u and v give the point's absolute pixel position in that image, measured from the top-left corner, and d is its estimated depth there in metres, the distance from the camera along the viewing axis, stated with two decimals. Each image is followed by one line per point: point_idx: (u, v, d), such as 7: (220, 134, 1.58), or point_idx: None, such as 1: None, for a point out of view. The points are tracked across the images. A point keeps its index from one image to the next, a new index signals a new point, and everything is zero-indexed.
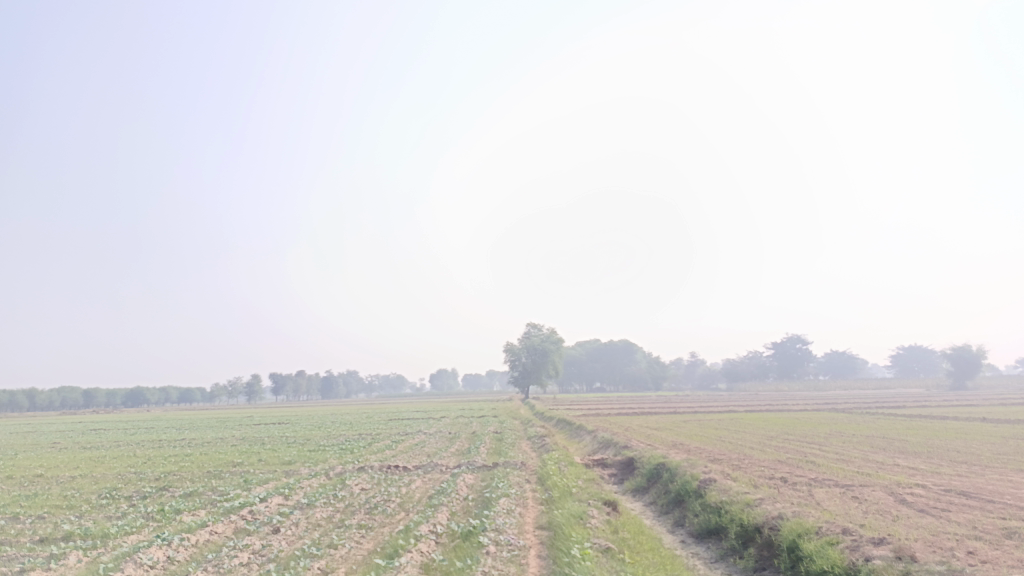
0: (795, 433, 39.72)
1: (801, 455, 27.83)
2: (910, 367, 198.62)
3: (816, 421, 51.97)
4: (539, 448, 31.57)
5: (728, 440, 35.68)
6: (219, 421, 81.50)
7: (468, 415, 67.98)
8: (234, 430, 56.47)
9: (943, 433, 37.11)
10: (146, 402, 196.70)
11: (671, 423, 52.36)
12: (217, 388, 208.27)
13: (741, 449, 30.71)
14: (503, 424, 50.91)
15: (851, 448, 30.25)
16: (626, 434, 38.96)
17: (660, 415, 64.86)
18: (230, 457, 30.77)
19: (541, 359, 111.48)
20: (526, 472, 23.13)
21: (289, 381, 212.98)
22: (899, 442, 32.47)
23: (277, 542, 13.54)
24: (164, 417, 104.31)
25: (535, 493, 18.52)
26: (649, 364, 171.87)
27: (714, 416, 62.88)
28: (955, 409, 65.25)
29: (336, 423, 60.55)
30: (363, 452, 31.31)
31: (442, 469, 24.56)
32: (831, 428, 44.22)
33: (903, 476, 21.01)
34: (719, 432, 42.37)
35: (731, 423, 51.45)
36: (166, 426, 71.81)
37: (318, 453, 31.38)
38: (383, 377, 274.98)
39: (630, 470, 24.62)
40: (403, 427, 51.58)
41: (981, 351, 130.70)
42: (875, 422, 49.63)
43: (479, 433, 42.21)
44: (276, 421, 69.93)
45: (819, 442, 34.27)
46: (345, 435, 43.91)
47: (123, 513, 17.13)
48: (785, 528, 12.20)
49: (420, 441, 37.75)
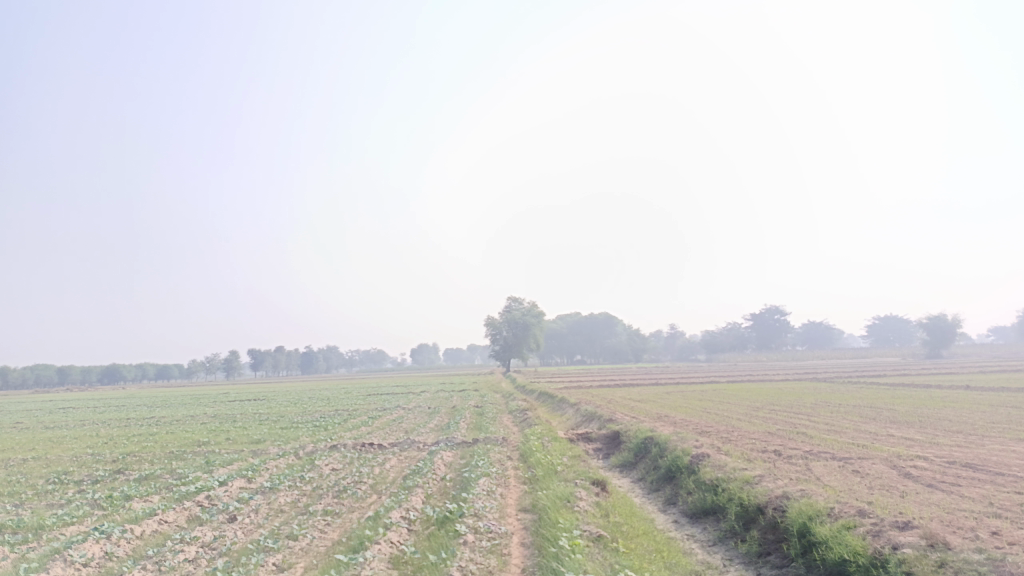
0: (780, 404, 38.95)
1: (791, 426, 26.89)
2: (885, 337, 200.59)
3: (799, 391, 51.50)
4: (520, 422, 30.47)
5: (714, 412, 34.82)
6: (193, 397, 79.48)
7: (448, 389, 66.79)
8: (207, 408, 54.88)
9: (930, 402, 36.45)
10: (122, 379, 193.34)
11: (654, 395, 51.63)
12: (194, 365, 205.31)
13: (728, 421, 29.80)
14: (483, 398, 49.83)
15: (841, 418, 29.42)
16: (610, 406, 38.03)
17: (642, 387, 64.15)
18: (196, 437, 29.25)
19: (522, 333, 110.60)
20: (508, 448, 21.93)
21: (268, 357, 210.40)
22: (888, 411, 31.78)
23: (230, 533, 12.18)
24: (139, 394, 102.02)
25: (517, 471, 17.36)
26: (629, 336, 171.86)
27: (696, 388, 62.28)
28: (935, 378, 65.08)
29: (313, 399, 59.13)
30: (337, 429, 29.98)
31: (419, 446, 23.33)
32: (816, 397, 43.60)
33: (901, 447, 20.09)
34: (703, 403, 41.55)
35: (714, 394, 50.76)
36: (138, 404, 69.81)
37: (289, 431, 29.99)
38: (363, 352, 273.19)
39: (616, 444, 23.57)
40: (382, 403, 50.32)
41: (956, 320, 131.77)
42: (859, 391, 49.14)
43: (459, 408, 41.08)
44: (252, 398, 68.29)
45: (806, 412, 33.51)
46: (321, 411, 42.52)
47: (66, 500, 15.66)
48: (793, 510, 11.09)
49: (398, 416, 36.53)
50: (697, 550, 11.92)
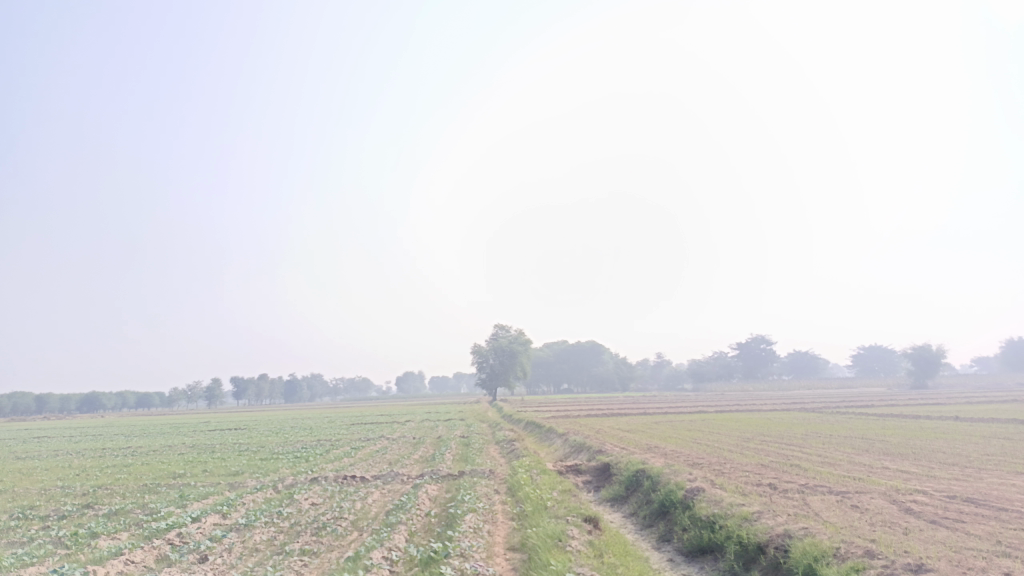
0: (771, 434, 38.42)
1: (784, 458, 26.33)
2: (870, 367, 201.24)
3: (788, 421, 51.06)
4: (508, 453, 29.75)
5: (705, 443, 34.24)
6: (173, 427, 77.85)
7: (434, 419, 65.81)
8: (186, 437, 53.58)
9: (921, 433, 36.07)
10: (102, 408, 189.90)
11: (643, 425, 51.00)
12: (176, 394, 202.30)
13: (720, 452, 29.24)
14: (470, 428, 49.00)
15: (834, 450, 28.90)
16: (598, 437, 37.36)
17: (630, 417, 63.49)
18: (172, 468, 28.26)
19: (509, 361, 109.73)
20: (495, 481, 21.26)
21: (251, 385, 207.68)
22: (881, 443, 31.34)
23: (201, 575, 11.44)
24: (118, 423, 100.03)
25: (505, 506, 16.71)
26: (616, 365, 171.26)
27: (684, 417, 61.71)
28: (923, 409, 64.84)
29: (295, 428, 57.98)
30: (319, 460, 29.13)
31: (403, 479, 22.57)
32: (807, 428, 43.10)
33: (899, 481, 19.60)
34: (693, 434, 40.96)
35: (704, 424, 50.22)
36: (116, 434, 68.19)
37: (269, 462, 29.08)
38: (348, 381, 270.29)
39: (606, 477, 22.93)
40: (366, 432, 49.30)
41: (940, 350, 132.37)
42: (849, 421, 48.75)
43: (444, 439, 40.26)
44: (234, 427, 66.91)
45: (798, 443, 33.00)
46: (304, 442, 41.54)
47: (29, 538, 14.82)
48: (797, 550, 10.56)
49: (382, 447, 35.65)
50: None
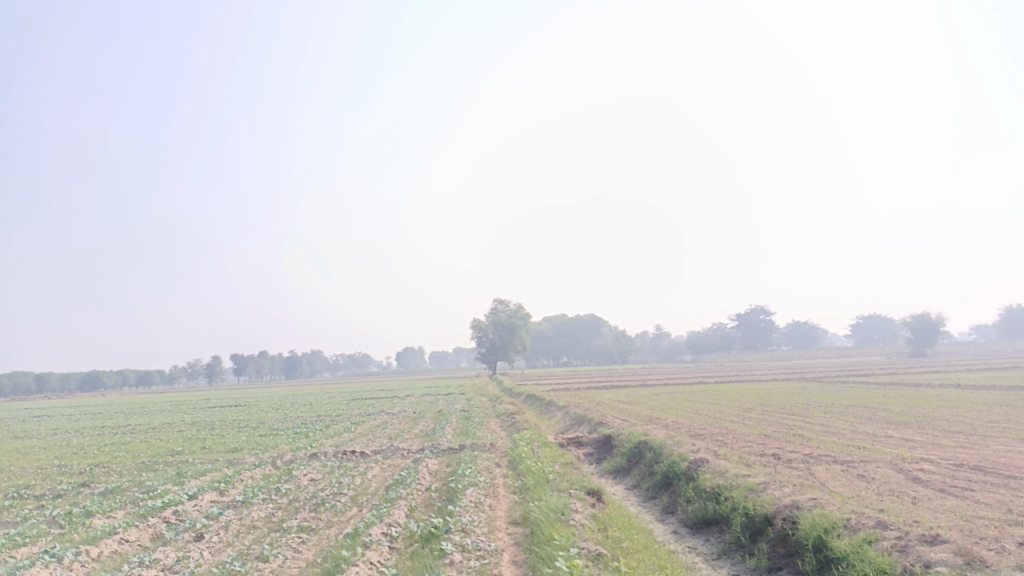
0: (772, 405, 38.26)
1: (787, 428, 26.13)
2: (869, 336, 201.61)
3: (789, 390, 51.03)
4: (508, 426, 29.56)
5: (706, 414, 34.09)
6: (174, 404, 77.92)
7: (434, 393, 65.74)
8: (186, 415, 53.56)
9: (923, 401, 35.91)
10: (103, 386, 190.39)
11: (643, 397, 50.95)
12: (177, 371, 202.75)
13: (721, 423, 29.05)
14: (470, 402, 48.93)
15: (837, 419, 28.72)
16: (599, 409, 37.19)
17: (630, 389, 63.47)
18: (171, 446, 28.06)
19: (509, 336, 109.65)
20: (496, 455, 21.04)
21: (252, 362, 208.13)
22: (883, 412, 31.16)
23: (196, 554, 11.17)
24: (119, 401, 100.24)
25: (506, 480, 16.48)
26: (616, 337, 171.44)
27: (684, 388, 61.68)
28: (922, 377, 64.78)
29: (295, 404, 57.93)
30: (319, 436, 28.95)
31: (404, 454, 22.36)
32: (808, 398, 42.99)
33: (904, 449, 19.37)
34: (693, 405, 40.82)
35: (704, 395, 50.12)
36: (117, 412, 68.23)
37: (268, 438, 28.91)
38: (348, 357, 270.85)
39: (608, 449, 22.75)
40: (366, 407, 49.22)
41: (939, 319, 132.44)
42: (850, 390, 48.65)
43: (444, 413, 40.16)
44: (234, 403, 66.93)
45: (800, 412, 32.86)
46: (304, 417, 41.44)
47: (23, 518, 14.56)
48: (806, 522, 10.30)
49: (382, 422, 35.49)
50: (701, 565, 11.11)
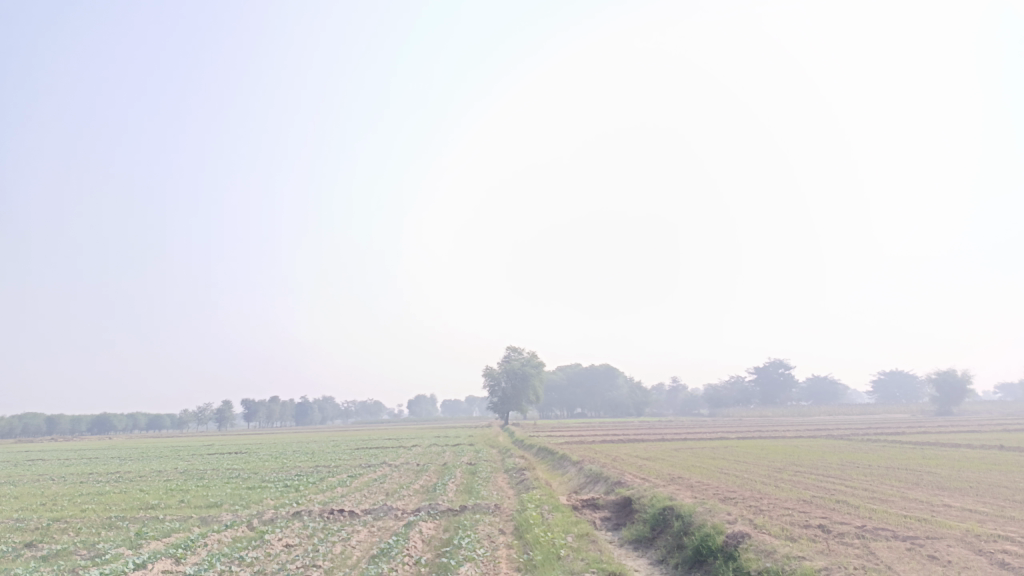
0: (802, 465, 35.37)
1: (828, 492, 23.40)
2: (890, 392, 196.20)
3: (818, 449, 47.95)
4: (516, 484, 27.02)
5: (732, 474, 31.38)
6: (175, 449, 75.43)
7: (443, 444, 62.88)
8: (181, 462, 51.04)
9: (969, 464, 32.86)
10: (113, 429, 188.57)
11: (662, 453, 48.08)
12: (187, 416, 200.60)
13: (751, 484, 26.33)
14: (479, 454, 46.34)
15: (880, 483, 25.94)
16: (616, 466, 34.53)
17: (649, 444, 60.53)
18: (147, 498, 25.67)
19: (521, 385, 106.73)
20: (501, 519, 18.54)
21: (263, 407, 205.45)
22: (931, 476, 28.23)
23: None
24: (124, 445, 98.05)
25: (511, 554, 14.05)
26: (631, 389, 167.47)
27: (705, 444, 58.60)
28: (958, 436, 61.24)
29: (295, 452, 55.47)
30: (309, 490, 26.55)
31: (398, 515, 19.87)
32: (841, 457, 39.95)
33: (973, 523, 16.70)
34: (717, 463, 37.98)
35: (727, 452, 47.14)
36: (114, 456, 65.97)
37: (254, 491, 26.59)
38: (359, 403, 267.43)
39: (628, 514, 20.25)
40: (369, 458, 46.80)
41: (965, 376, 128.14)
42: (884, 450, 45.47)
43: (450, 466, 37.60)
44: (236, 450, 64.50)
45: (836, 474, 30.06)
46: (300, 468, 38.88)
47: None
48: None
49: (381, 475, 33.00)
50: None
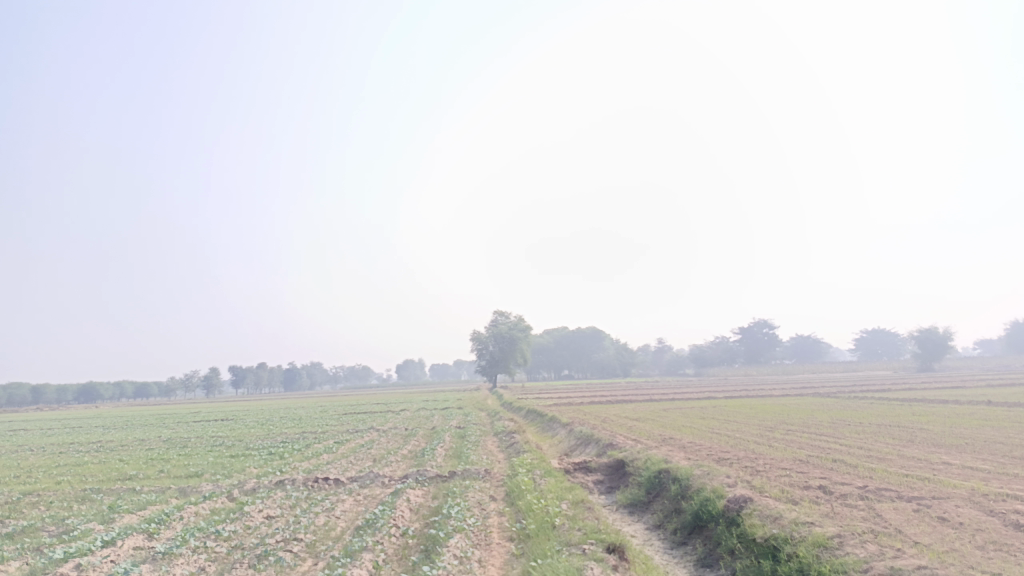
0: (793, 423, 35.12)
1: (824, 451, 22.97)
2: (873, 350, 198.23)
3: (806, 407, 47.80)
4: (506, 448, 26.48)
5: (724, 433, 31.04)
6: (160, 417, 74.64)
7: (431, 408, 62.44)
8: (165, 430, 50.23)
9: (960, 420, 32.69)
10: (99, 398, 187.46)
11: (651, 413, 47.88)
12: (174, 383, 199.79)
13: (744, 444, 25.90)
14: (468, 418, 45.88)
15: (875, 441, 25.56)
16: (606, 427, 34.11)
17: (637, 404, 60.39)
18: (127, 469, 24.86)
19: (508, 347, 106.50)
20: (491, 485, 17.87)
21: (250, 374, 204.70)
22: (925, 432, 27.93)
23: None
24: (110, 413, 97.14)
25: (503, 523, 13.36)
26: (617, 351, 168.09)
27: (693, 403, 58.53)
28: (942, 392, 61.61)
29: (282, 418, 54.84)
30: (293, 458, 25.83)
31: (384, 482, 19.17)
32: (830, 415, 39.82)
33: (976, 482, 16.24)
34: (707, 423, 37.69)
35: (716, 411, 47.01)
36: (98, 425, 65.06)
37: (236, 460, 25.85)
38: (347, 369, 267.50)
39: (622, 477, 19.73)
40: (356, 423, 46.28)
41: (948, 333, 129.20)
42: (872, 406, 45.40)
43: (438, 430, 37.06)
44: (222, 417, 63.78)
45: (829, 432, 29.73)
46: (285, 434, 38.15)
47: None
48: None
49: (368, 440, 32.40)
50: None
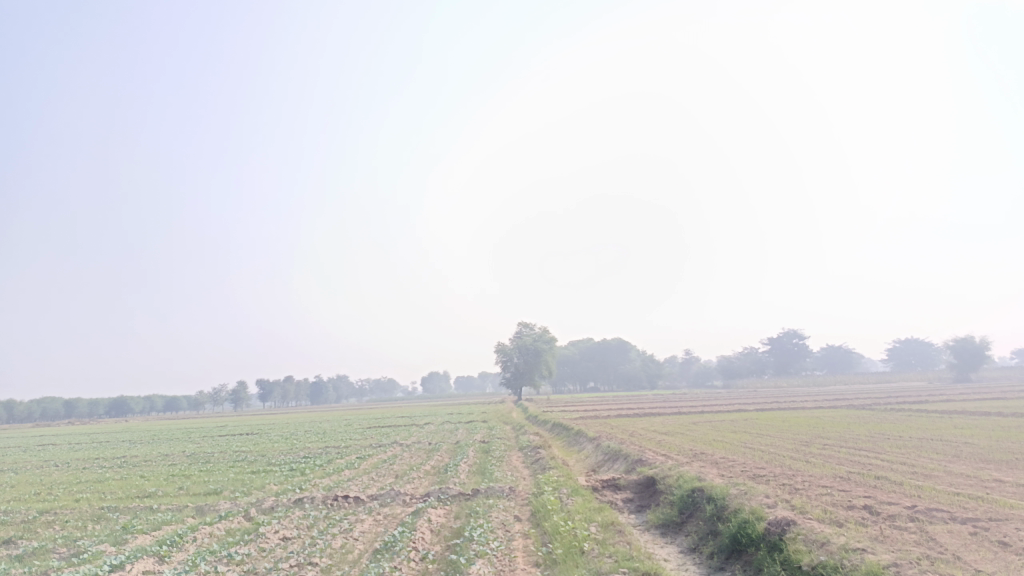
0: (829, 437, 33.87)
1: (865, 467, 21.91)
2: (906, 360, 193.89)
3: (841, 419, 46.38)
4: (531, 463, 25.73)
5: (757, 448, 29.99)
6: (187, 431, 74.86)
7: (455, 421, 61.82)
8: (190, 444, 50.10)
9: (1006, 434, 31.26)
10: (130, 412, 189.64)
11: (680, 427, 46.76)
12: (202, 397, 201.60)
13: (779, 460, 24.87)
14: (492, 431, 45.18)
15: (918, 456, 24.40)
16: (634, 441, 33.20)
17: (665, 417, 59.20)
18: (147, 486, 24.51)
19: (534, 360, 105.65)
20: (516, 504, 17.14)
21: (277, 387, 205.95)
22: (971, 447, 26.67)
23: None
24: (139, 427, 97.88)
25: (528, 547, 12.65)
26: (644, 362, 166.31)
27: (722, 416, 57.21)
28: (983, 403, 59.57)
29: (306, 433, 54.49)
30: (314, 474, 25.30)
31: (406, 500, 18.54)
32: (867, 428, 38.46)
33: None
34: (739, 437, 36.55)
35: (747, 424, 45.75)
36: (126, 439, 65.30)
37: (257, 476, 25.40)
38: (373, 382, 268.24)
39: (652, 496, 18.89)
40: (380, 437, 45.79)
41: (984, 342, 125.81)
42: (911, 419, 43.87)
43: (462, 444, 36.40)
44: (247, 431, 63.71)
45: (868, 446, 28.56)
46: (308, 449, 37.73)
47: None
48: None
49: (391, 456, 31.82)
50: None
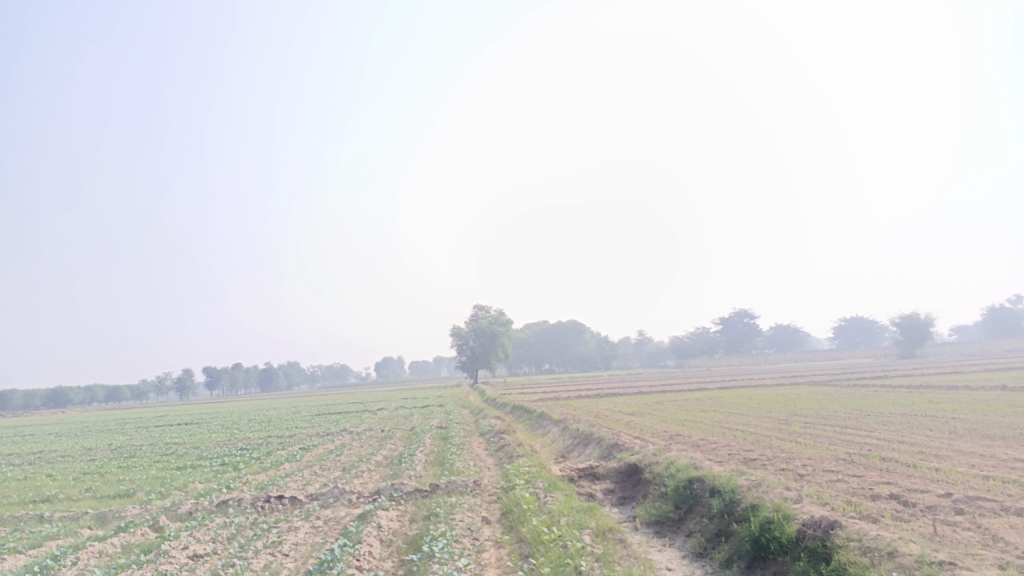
0: (806, 415, 32.02)
1: (863, 448, 19.85)
2: (852, 338, 197.57)
3: (807, 396, 44.90)
4: (494, 451, 23.08)
5: (735, 428, 27.94)
6: (122, 423, 70.12)
7: (410, 406, 58.83)
8: (120, 437, 45.93)
9: (987, 407, 29.87)
10: (69, 403, 181.32)
11: (645, 406, 44.73)
12: (145, 386, 193.88)
13: (765, 441, 22.79)
14: (448, 416, 42.46)
15: (913, 434, 22.52)
16: (602, 424, 30.90)
17: (627, 397, 57.17)
18: (50, 488, 21.02)
19: (489, 343, 103.01)
20: (483, 502, 14.42)
21: (225, 374, 198.77)
22: (961, 423, 24.95)
23: None
24: (74, 419, 92.35)
25: (504, 563, 9.95)
26: (598, 343, 165.35)
27: (686, 396, 55.66)
28: (942, 378, 59.06)
29: (249, 422, 50.88)
30: (248, 469, 22.18)
31: (351, 501, 15.64)
32: (839, 404, 36.83)
33: None
34: (712, 416, 34.57)
35: (715, 403, 43.95)
36: (56, 433, 60.52)
37: (181, 474, 22.14)
38: (325, 368, 262.66)
39: (636, 486, 16.45)
40: (327, 426, 42.62)
41: (930, 319, 127.58)
42: (879, 395, 42.51)
43: (419, 431, 33.66)
44: (187, 421, 59.64)
45: (851, 424, 26.74)
46: (248, 440, 34.38)
47: None
48: None
49: (340, 445, 28.89)
50: None
